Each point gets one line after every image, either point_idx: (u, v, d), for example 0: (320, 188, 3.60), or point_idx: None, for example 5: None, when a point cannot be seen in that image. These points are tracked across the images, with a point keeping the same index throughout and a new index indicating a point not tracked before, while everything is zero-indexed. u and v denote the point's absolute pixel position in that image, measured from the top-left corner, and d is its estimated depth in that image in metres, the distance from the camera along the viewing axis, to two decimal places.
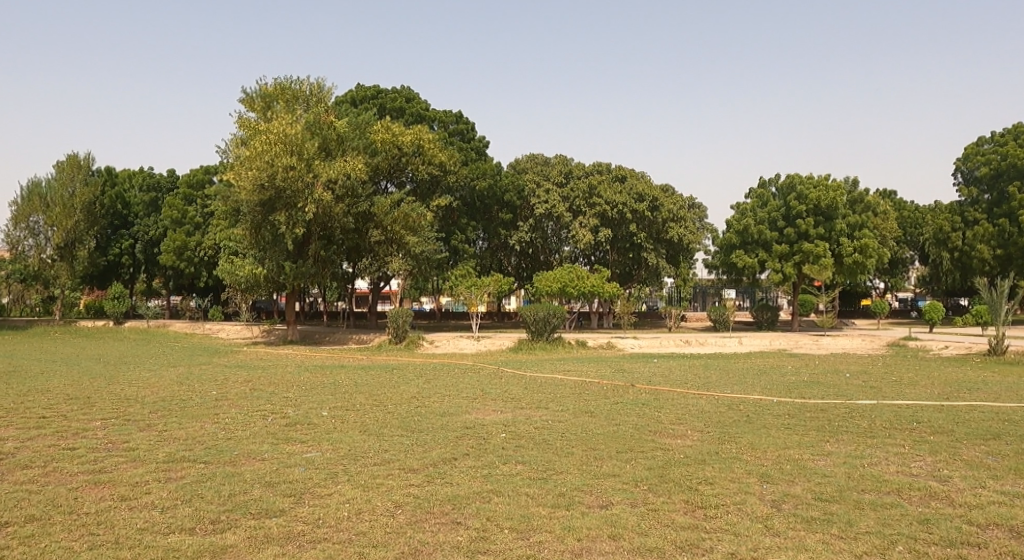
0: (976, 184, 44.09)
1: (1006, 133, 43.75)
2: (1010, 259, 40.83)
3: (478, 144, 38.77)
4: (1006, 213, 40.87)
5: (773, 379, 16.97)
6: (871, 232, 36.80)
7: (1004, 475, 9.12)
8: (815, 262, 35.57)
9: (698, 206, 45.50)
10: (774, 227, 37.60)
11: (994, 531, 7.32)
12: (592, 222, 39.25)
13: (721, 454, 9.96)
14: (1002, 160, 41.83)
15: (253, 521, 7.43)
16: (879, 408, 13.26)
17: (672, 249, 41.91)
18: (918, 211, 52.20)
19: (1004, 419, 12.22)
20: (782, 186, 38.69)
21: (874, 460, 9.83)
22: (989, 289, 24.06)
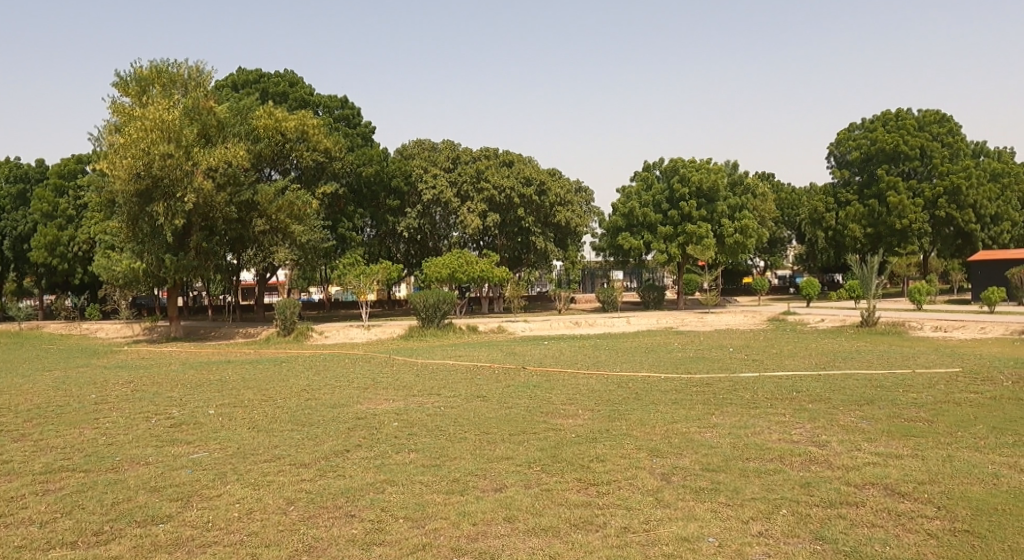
0: (848, 167, 46.85)
1: (875, 120, 46.57)
2: (879, 238, 43.45)
3: (364, 130, 38.12)
4: (876, 194, 43.48)
5: (659, 357, 17.52)
6: (750, 213, 38.49)
7: (878, 437, 9.68)
8: (697, 243, 36.86)
9: (585, 190, 46.30)
10: (659, 210, 38.67)
11: (870, 490, 7.75)
12: (479, 208, 38.83)
13: (612, 432, 10.14)
14: (871, 145, 44.48)
15: (139, 529, 7.01)
16: (761, 380, 13.89)
17: (559, 233, 42.62)
18: (794, 193, 54.88)
19: (875, 385, 13.05)
20: (665, 169, 39.89)
21: (758, 429, 10.26)
22: (860, 265, 25.65)
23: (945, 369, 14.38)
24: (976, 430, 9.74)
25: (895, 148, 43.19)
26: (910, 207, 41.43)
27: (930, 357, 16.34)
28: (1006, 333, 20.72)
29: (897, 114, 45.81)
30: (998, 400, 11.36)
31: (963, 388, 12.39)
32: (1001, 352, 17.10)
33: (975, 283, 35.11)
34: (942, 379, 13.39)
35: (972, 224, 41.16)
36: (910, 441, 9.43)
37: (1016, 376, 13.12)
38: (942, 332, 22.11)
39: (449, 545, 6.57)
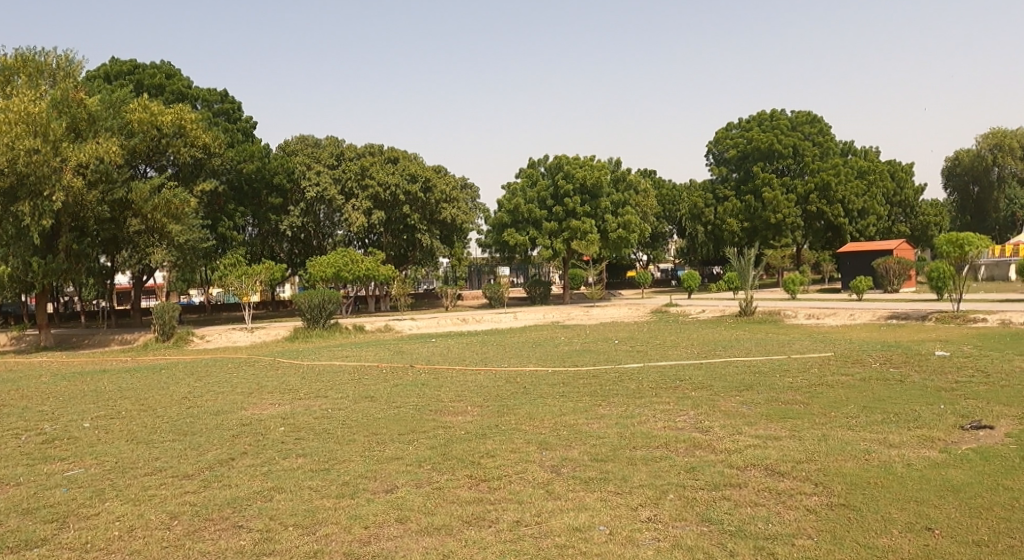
0: (726, 164, 49.13)
1: (751, 120, 48.98)
2: (755, 232, 45.66)
3: (245, 125, 36.93)
4: (753, 190, 45.70)
5: (546, 351, 17.88)
6: (631, 209, 39.81)
7: (757, 421, 10.22)
8: (582, 238, 37.82)
9: (471, 187, 46.35)
10: (543, 206, 39.31)
11: (751, 471, 8.17)
12: (364, 205, 38.45)
13: (501, 426, 10.27)
14: (748, 143, 46.75)
15: (10, 556, 6.58)
16: (647, 370, 14.39)
17: (446, 230, 42.45)
18: (675, 189, 56.97)
19: (754, 371, 13.77)
20: (549, 166, 40.74)
21: (643, 418, 10.62)
22: (738, 257, 26.96)
23: (817, 354, 15.32)
24: (847, 410, 10.42)
25: (770, 147, 45.62)
26: (784, 202, 43.77)
27: (803, 343, 17.37)
28: (871, 319, 22.27)
29: (771, 115, 48.35)
30: (866, 381, 12.20)
31: (834, 371, 13.24)
32: (865, 336, 18.37)
33: (845, 273, 37.45)
34: (815, 363, 14.25)
35: (840, 218, 43.55)
36: (787, 423, 9.99)
37: (881, 359, 14.14)
38: (813, 319, 23.54)
39: (341, 551, 6.49)
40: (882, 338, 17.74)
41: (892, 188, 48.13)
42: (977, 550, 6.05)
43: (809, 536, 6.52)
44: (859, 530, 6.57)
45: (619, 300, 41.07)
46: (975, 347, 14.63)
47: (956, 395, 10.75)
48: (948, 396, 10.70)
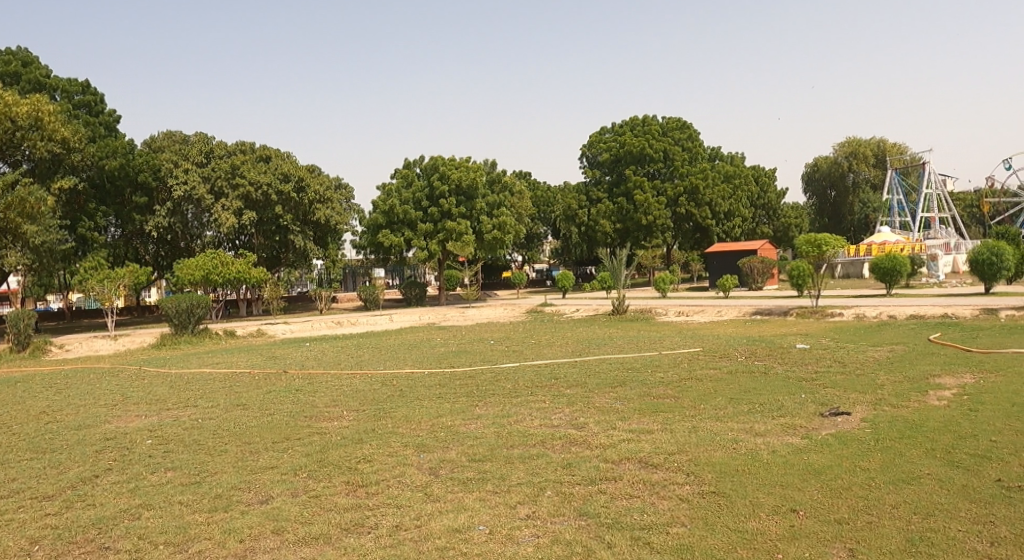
0: (599, 167, 50.59)
1: (623, 125, 50.63)
2: (627, 233, 47.19)
3: (109, 119, 34.40)
4: (624, 192, 47.22)
5: (424, 352, 17.76)
6: (507, 210, 40.18)
7: (630, 415, 10.54)
8: (457, 239, 37.87)
9: (345, 188, 45.04)
10: (418, 207, 38.99)
11: (626, 464, 8.41)
12: (235, 205, 36.72)
13: (377, 431, 10.07)
14: (620, 147, 48.35)
15: None
16: (522, 369, 14.57)
17: (319, 231, 41.19)
18: (549, 191, 58.06)
19: (626, 367, 14.21)
20: (425, 167, 40.45)
21: (519, 417, 10.73)
22: (610, 258, 27.82)
23: (686, 350, 16.03)
24: (715, 402, 10.94)
25: (641, 151, 47.36)
26: (654, 205, 45.60)
27: (673, 339, 18.13)
28: (738, 315, 23.56)
29: (642, 120, 50.17)
30: (732, 373, 12.87)
31: (702, 366, 13.88)
32: (732, 331, 19.41)
33: (712, 272, 39.46)
34: (684, 358, 14.93)
35: (707, 220, 45.94)
36: (659, 417, 10.37)
37: (745, 353, 14.96)
38: (682, 316, 24.65)
39: None
40: (747, 333, 18.79)
41: (755, 192, 51.18)
42: (839, 528, 6.49)
43: (682, 524, 6.78)
44: (730, 515, 6.89)
45: (494, 301, 41.39)
46: (832, 340, 15.77)
47: (815, 385, 11.52)
48: (808, 386, 11.47)
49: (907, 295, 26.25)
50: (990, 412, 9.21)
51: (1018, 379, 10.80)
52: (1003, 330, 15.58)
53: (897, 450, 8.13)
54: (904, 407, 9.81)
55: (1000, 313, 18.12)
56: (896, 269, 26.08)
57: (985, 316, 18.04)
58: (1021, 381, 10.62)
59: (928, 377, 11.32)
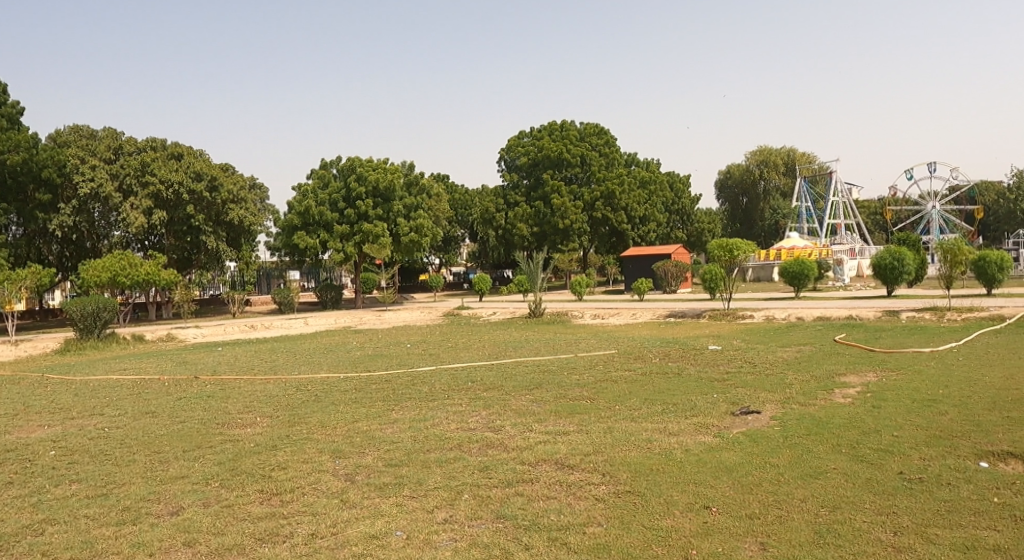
0: (516, 171, 50.98)
1: (541, 129, 51.18)
2: (543, 236, 47.63)
3: (11, 110, 32.49)
4: (542, 196, 47.70)
5: (341, 356, 17.50)
6: (424, 212, 39.95)
7: (547, 417, 10.69)
8: (374, 242, 37.44)
9: (260, 188, 43.87)
10: (335, 209, 38.35)
11: (543, 466, 8.54)
12: (145, 204, 35.20)
13: (292, 437, 9.87)
14: (538, 151, 48.87)
15: None
16: (439, 373, 14.56)
17: (233, 232, 39.87)
18: (467, 193, 58.03)
19: (543, 370, 14.40)
20: (342, 167, 39.80)
21: (436, 420, 10.73)
22: (528, 261, 28.05)
23: (601, 352, 16.38)
24: (629, 402, 11.21)
25: (558, 155, 48.00)
26: (571, 209, 46.12)
27: (588, 341, 18.50)
28: (652, 317, 24.20)
29: (559, 125, 50.87)
30: (647, 374, 13.22)
31: (618, 367, 14.21)
32: (647, 334, 19.94)
33: (628, 275, 40.36)
34: (600, 360, 15.23)
35: (623, 224, 46.97)
36: (575, 418, 10.55)
37: (658, 354, 15.41)
38: (597, 319, 25.15)
39: None
40: (661, 335, 19.32)
41: (669, 197, 52.62)
42: (748, 523, 6.79)
43: (598, 524, 6.95)
44: (645, 514, 7.10)
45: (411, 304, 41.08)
46: (742, 341, 16.41)
47: (725, 384, 11.97)
48: (719, 386, 11.91)
49: (814, 298, 27.52)
50: (889, 408, 9.81)
51: (914, 377, 11.53)
52: (901, 331, 16.55)
53: (803, 446, 8.56)
54: (810, 405, 10.32)
55: (898, 315, 19.25)
56: (804, 274, 27.33)
57: (885, 317, 19.14)
58: (916, 379, 11.34)
59: (832, 376, 11.95)
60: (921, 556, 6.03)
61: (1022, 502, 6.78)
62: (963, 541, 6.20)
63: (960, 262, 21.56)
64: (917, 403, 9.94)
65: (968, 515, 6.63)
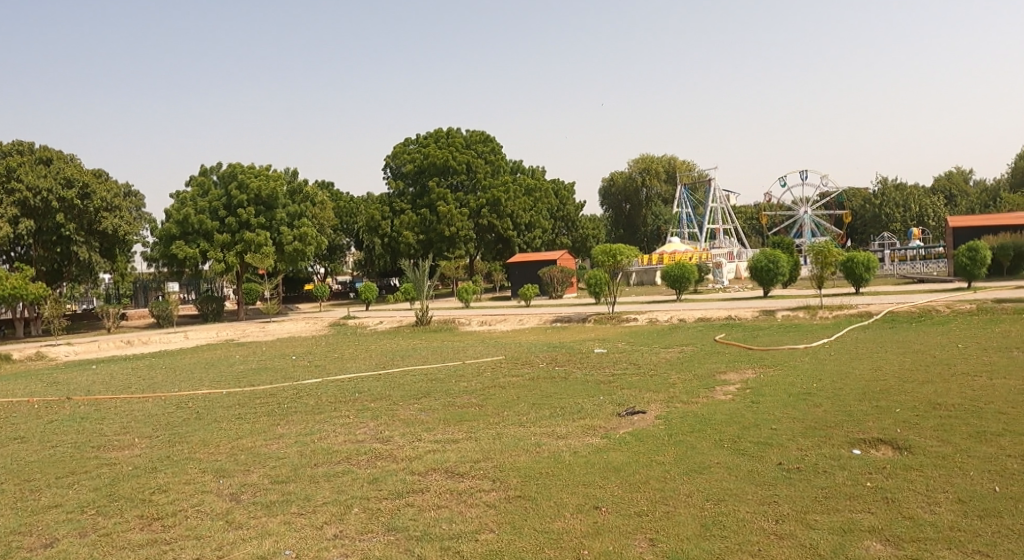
0: (402, 179, 50.42)
1: (427, 137, 50.87)
2: (429, 244, 47.26)
3: None
4: (428, 204, 47.37)
5: (223, 371, 16.64)
6: (309, 220, 38.77)
7: (435, 426, 10.50)
8: (256, 251, 36.01)
9: (135, 195, 41.37)
10: (215, 217, 36.64)
11: (433, 475, 8.37)
12: (10, 212, 32.50)
13: (173, 457, 9.25)
14: (424, 159, 48.54)
15: None
16: (326, 385, 14.08)
17: (107, 242, 37.24)
18: (352, 201, 56.82)
19: (431, 378, 14.16)
20: (222, 174, 38.11)
21: (323, 434, 10.34)
22: (414, 268, 27.65)
23: (489, 358, 16.34)
24: (518, 408, 11.18)
25: (444, 163, 47.86)
26: (457, 216, 46.11)
27: (477, 348, 18.44)
28: (539, 323, 24.39)
29: (445, 133, 50.74)
30: (535, 379, 13.25)
31: (506, 373, 14.17)
32: (534, 339, 20.10)
33: (514, 281, 40.68)
34: (489, 366, 15.16)
35: (508, 231, 47.37)
36: (464, 425, 10.41)
37: (545, 358, 15.55)
38: (485, 326, 25.16)
39: None
40: (548, 340, 19.48)
41: (554, 204, 53.50)
42: (638, 519, 6.88)
43: (491, 530, 6.86)
44: (537, 517, 7.08)
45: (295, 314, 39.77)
46: (627, 343, 16.78)
47: (612, 386, 12.18)
48: (606, 388, 12.11)
49: (694, 300, 28.55)
50: (766, 403, 10.25)
51: (788, 372, 12.11)
52: (777, 330, 17.39)
53: (687, 443, 8.78)
54: (693, 402, 10.64)
55: (774, 314, 20.24)
56: (685, 277, 28.33)
57: (762, 317, 20.09)
58: (791, 374, 11.92)
59: (713, 374, 12.41)
60: (802, 541, 6.30)
61: (891, 485, 7.21)
62: (841, 525, 6.52)
63: (829, 264, 22.89)
64: (794, 397, 10.44)
65: (844, 500, 6.98)
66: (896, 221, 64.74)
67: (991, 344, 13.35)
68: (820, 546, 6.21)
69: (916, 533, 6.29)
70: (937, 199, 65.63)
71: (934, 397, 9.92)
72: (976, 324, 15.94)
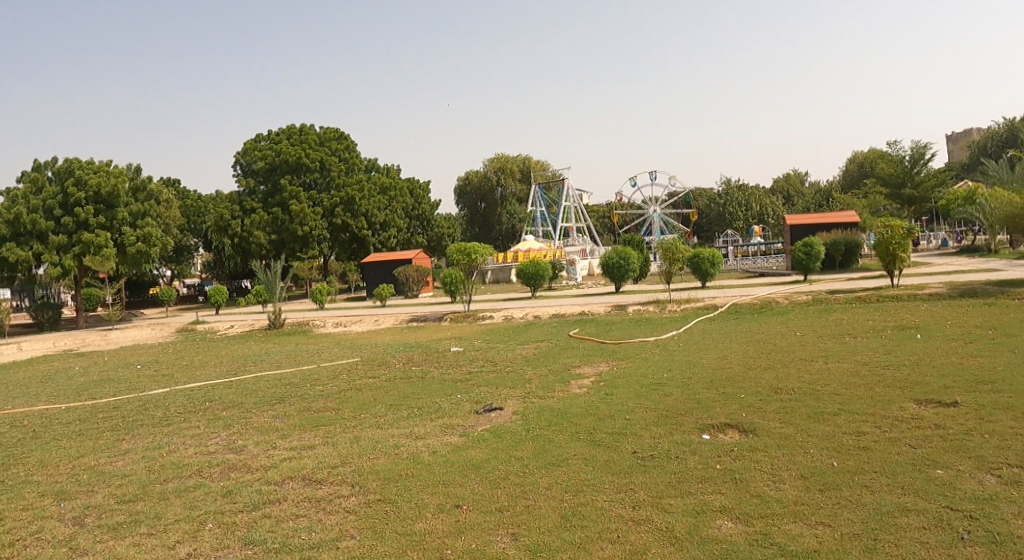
0: (253, 176, 48.30)
1: (279, 133, 49.05)
2: (282, 244, 45.60)
3: None
4: (280, 203, 45.69)
5: (55, 384, 15.24)
6: (154, 220, 36.40)
7: (292, 432, 10.12)
8: (96, 253, 33.37)
9: None
10: (49, 217, 33.61)
11: (290, 484, 8.05)
12: None
13: (5, 483, 8.43)
14: (276, 156, 46.82)
15: None
16: (174, 395, 13.24)
17: None
18: (199, 200, 53.76)
19: (286, 383, 13.64)
20: (57, 170, 34.97)
21: (172, 447, 9.72)
22: (265, 271, 26.57)
23: (346, 360, 15.95)
24: (375, 410, 10.97)
25: (297, 160, 46.36)
26: (311, 215, 44.93)
27: (333, 350, 17.94)
28: (395, 323, 24.09)
29: (298, 129, 49.14)
30: (393, 380, 13.05)
31: (363, 375, 13.88)
32: (391, 339, 19.84)
33: (369, 281, 40.00)
34: (344, 369, 14.77)
35: (363, 231, 46.59)
36: (320, 430, 10.10)
37: (403, 359, 15.36)
38: (342, 327, 24.58)
39: None
40: (404, 340, 19.25)
41: (409, 203, 53.07)
42: (500, 515, 6.92)
43: (352, 536, 6.71)
44: (398, 519, 6.98)
45: (140, 321, 37.25)
46: (484, 341, 16.87)
47: (471, 384, 12.21)
48: (464, 386, 12.12)
49: (549, 297, 29.16)
50: (620, 394, 10.62)
51: (638, 364, 12.59)
52: (628, 324, 18.09)
53: (545, 437, 8.94)
54: (551, 397, 10.85)
55: (626, 309, 21.06)
56: (540, 274, 28.90)
57: (614, 312, 20.85)
58: (642, 366, 12.39)
59: (569, 368, 12.73)
60: (659, 525, 6.56)
61: (739, 466, 7.66)
62: (694, 506, 6.85)
63: (677, 260, 24.05)
64: (645, 387, 10.87)
65: (696, 483, 7.33)
66: (739, 219, 69.16)
67: (822, 332, 14.47)
68: (675, 528, 6.50)
69: (763, 509, 6.71)
70: (775, 199, 70.63)
71: (775, 383, 10.63)
72: (809, 313, 17.27)
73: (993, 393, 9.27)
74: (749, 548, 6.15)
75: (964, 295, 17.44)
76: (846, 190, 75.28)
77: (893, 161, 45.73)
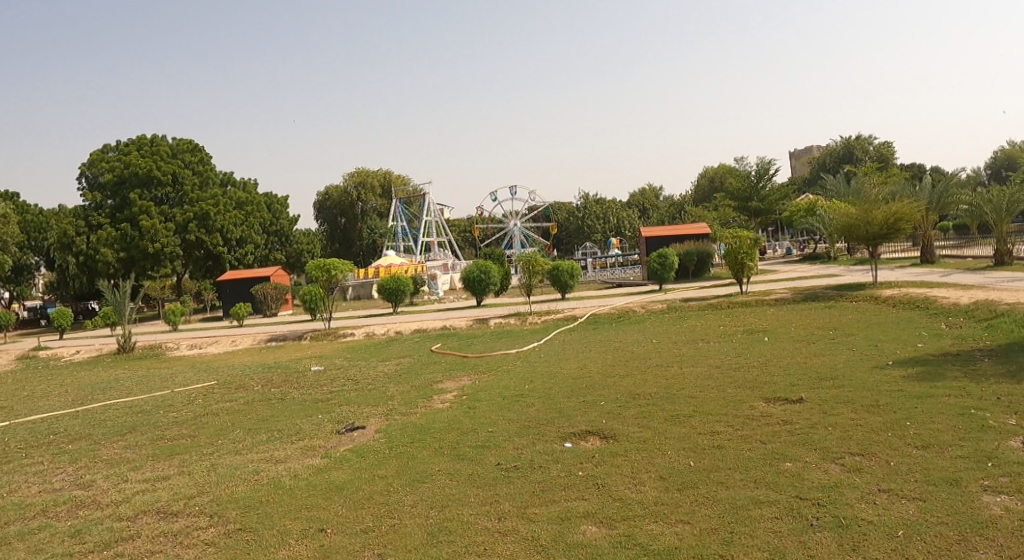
0: (100, 190, 45.19)
1: (128, 144, 46.31)
2: (131, 262, 42.82)
3: None
4: (128, 218, 42.96)
5: None
6: None
7: (144, 463, 9.52)
8: None
9: None
10: None
11: (144, 519, 7.57)
12: None
13: None
14: (124, 168, 44.11)
15: None
16: (11, 429, 12.13)
17: None
18: (40, 215, 49.69)
19: (138, 411, 12.84)
20: None
21: (11, 486, 8.92)
22: (112, 291, 24.93)
23: (201, 384, 15.16)
24: (233, 434, 10.53)
25: (148, 172, 43.90)
26: (161, 231, 42.54)
27: (187, 374, 17.02)
28: (252, 343, 23.17)
29: (149, 140, 46.60)
30: (252, 403, 12.56)
31: (220, 399, 13.26)
32: (248, 360, 19.08)
33: (225, 300, 38.27)
34: (199, 393, 14.02)
35: (218, 247, 44.73)
36: (175, 459, 9.57)
37: (263, 380, 14.80)
38: (196, 349, 23.43)
39: None
40: (263, 361, 18.50)
41: (268, 218, 51.32)
42: (366, 536, 6.79)
43: None
44: (260, 549, 6.72)
45: None
46: (345, 359, 16.51)
47: (332, 403, 11.94)
48: (325, 406, 11.83)
49: (411, 312, 28.90)
50: (483, 407, 10.68)
51: (501, 376, 12.70)
52: (490, 336, 18.28)
53: (409, 454, 8.85)
54: (413, 413, 10.76)
55: (488, 322, 21.23)
56: (400, 289, 28.64)
57: (476, 325, 21.02)
58: (504, 378, 12.52)
59: (431, 384, 12.65)
60: (525, 535, 6.65)
61: (601, 471, 7.88)
62: (559, 513, 6.98)
63: (537, 272, 24.57)
64: (507, 400, 10.98)
65: (560, 491, 7.48)
66: (598, 232, 71.33)
67: (678, 338, 15.19)
68: (541, 536, 6.60)
69: (626, 512, 6.93)
70: (632, 212, 73.50)
71: (632, 389, 11.03)
72: (665, 321, 18.07)
73: (833, 388, 10.02)
74: (613, 549, 6.34)
75: (806, 299, 18.83)
76: (699, 203, 79.41)
77: (739, 176, 48.71)
